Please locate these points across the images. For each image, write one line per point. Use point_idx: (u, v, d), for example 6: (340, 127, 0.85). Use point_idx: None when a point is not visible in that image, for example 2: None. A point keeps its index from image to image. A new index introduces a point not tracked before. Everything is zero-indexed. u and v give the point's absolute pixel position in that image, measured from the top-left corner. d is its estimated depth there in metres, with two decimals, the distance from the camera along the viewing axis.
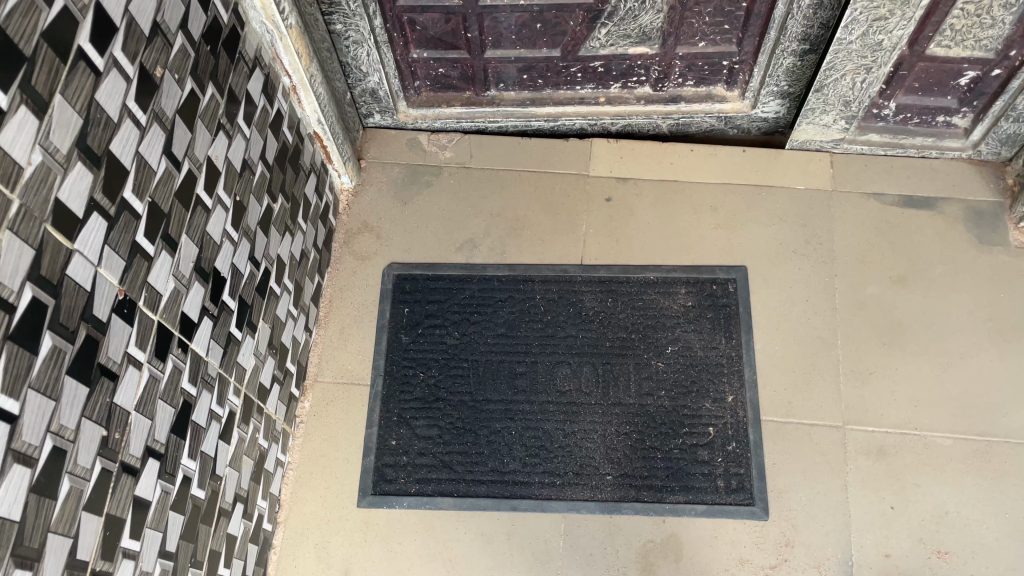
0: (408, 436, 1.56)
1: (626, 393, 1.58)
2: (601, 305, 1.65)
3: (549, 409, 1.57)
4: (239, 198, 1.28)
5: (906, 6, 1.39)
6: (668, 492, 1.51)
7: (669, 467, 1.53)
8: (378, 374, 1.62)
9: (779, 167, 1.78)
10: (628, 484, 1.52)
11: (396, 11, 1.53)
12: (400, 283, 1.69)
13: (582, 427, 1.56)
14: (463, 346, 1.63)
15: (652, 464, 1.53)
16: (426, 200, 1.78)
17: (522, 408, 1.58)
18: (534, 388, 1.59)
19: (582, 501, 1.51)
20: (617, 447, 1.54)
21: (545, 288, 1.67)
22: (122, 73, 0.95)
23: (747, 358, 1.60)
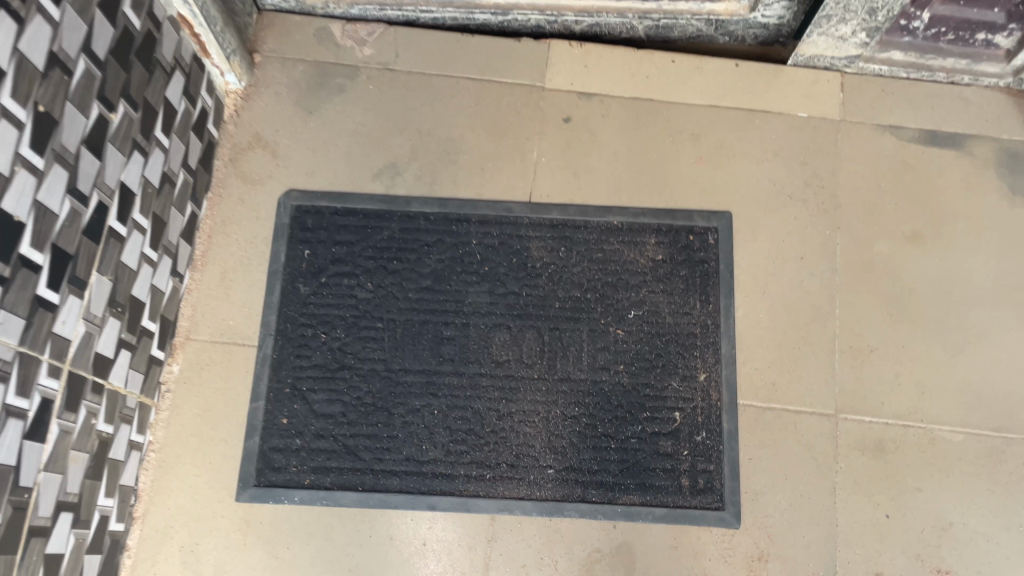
0: (303, 413, 1.25)
1: (577, 367, 1.28)
2: (552, 256, 1.33)
3: (481, 385, 1.27)
4: (43, 109, 0.90)
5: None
6: (620, 491, 1.24)
7: (623, 461, 1.25)
8: (267, 334, 1.28)
9: (779, 88, 1.43)
10: (573, 480, 1.24)
11: None
12: (299, 217, 1.33)
13: (519, 409, 1.26)
14: (377, 301, 1.30)
15: (604, 456, 1.25)
16: (336, 109, 1.39)
17: (447, 382, 1.27)
18: (463, 357, 1.28)
19: (516, 500, 1.23)
20: (562, 435, 1.25)
21: (482, 232, 1.34)
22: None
23: (726, 330, 1.30)
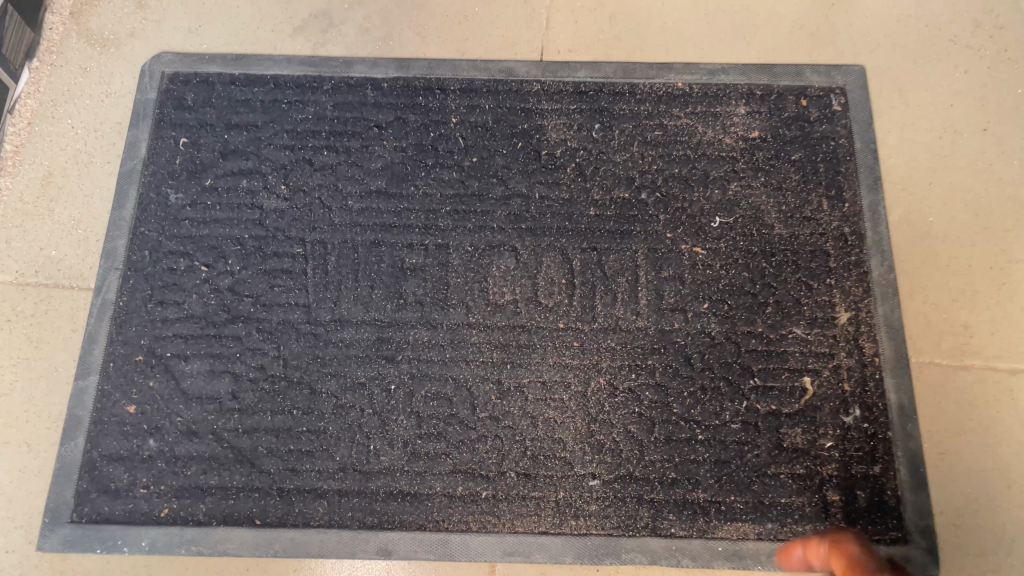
0: (165, 396, 0.72)
1: (629, 309, 0.75)
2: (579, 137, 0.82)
3: (470, 342, 0.74)
4: None
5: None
6: (718, 517, 0.70)
7: (721, 465, 0.71)
8: (112, 269, 0.76)
9: None
10: (633, 500, 0.70)
11: None
12: (175, 89, 0.83)
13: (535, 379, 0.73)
14: (296, 215, 0.79)
15: (686, 457, 0.71)
16: None
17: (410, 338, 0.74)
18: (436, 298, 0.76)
19: (535, 537, 0.69)
20: (611, 422, 0.72)
21: (466, 106, 0.83)
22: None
23: (876, 240, 0.78)
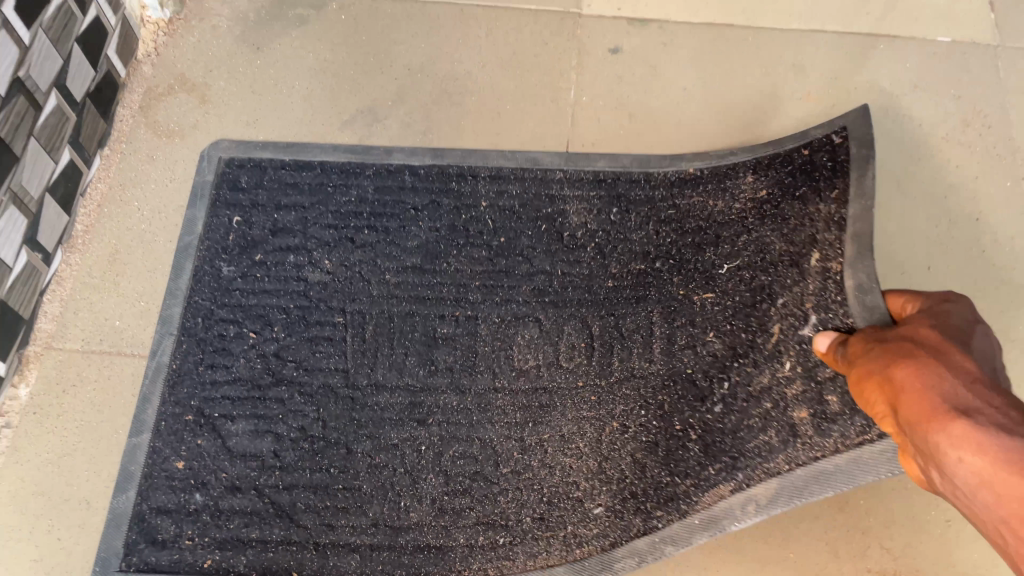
0: (213, 453, 0.78)
1: (643, 358, 0.82)
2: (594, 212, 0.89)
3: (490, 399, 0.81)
4: None
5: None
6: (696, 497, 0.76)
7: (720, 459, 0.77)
8: (166, 338, 0.83)
9: (908, 6, 1.03)
10: (632, 512, 0.77)
11: None
12: (230, 173, 0.91)
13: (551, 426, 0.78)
14: (336, 287, 0.85)
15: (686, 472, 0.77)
16: (295, 45, 1.02)
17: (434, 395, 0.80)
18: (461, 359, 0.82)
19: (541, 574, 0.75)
20: (618, 456, 0.79)
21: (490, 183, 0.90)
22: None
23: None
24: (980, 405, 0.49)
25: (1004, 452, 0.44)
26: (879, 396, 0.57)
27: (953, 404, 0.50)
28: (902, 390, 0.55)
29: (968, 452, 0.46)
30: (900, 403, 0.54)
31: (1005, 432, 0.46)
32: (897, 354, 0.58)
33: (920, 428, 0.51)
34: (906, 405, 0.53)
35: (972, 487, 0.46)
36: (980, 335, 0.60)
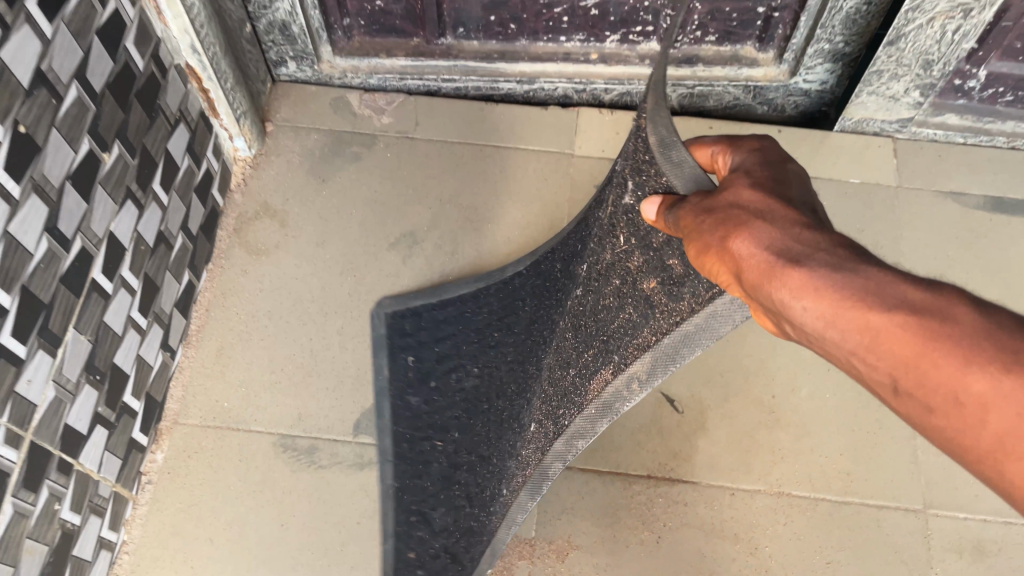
0: (428, 537, 1.06)
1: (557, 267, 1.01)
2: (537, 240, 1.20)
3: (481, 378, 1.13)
4: (23, 134, 0.79)
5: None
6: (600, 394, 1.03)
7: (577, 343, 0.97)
8: (267, 435, 1.13)
9: (827, 155, 1.34)
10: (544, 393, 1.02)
11: None
12: (340, 305, 1.22)
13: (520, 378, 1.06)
14: (490, 385, 1.12)
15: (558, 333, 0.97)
16: (353, 178, 1.31)
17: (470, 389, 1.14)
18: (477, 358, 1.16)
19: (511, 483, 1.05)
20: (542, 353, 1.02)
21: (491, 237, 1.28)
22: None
23: (797, 425, 1.15)
24: (809, 254, 0.53)
25: (874, 316, 0.47)
26: (719, 267, 0.59)
27: (805, 266, 0.52)
28: (737, 261, 0.57)
29: (815, 301, 0.50)
30: (760, 266, 0.54)
31: (855, 288, 0.49)
32: (719, 219, 0.60)
33: (762, 286, 0.54)
34: (749, 266, 0.55)
35: (851, 348, 0.48)
36: (791, 182, 0.63)
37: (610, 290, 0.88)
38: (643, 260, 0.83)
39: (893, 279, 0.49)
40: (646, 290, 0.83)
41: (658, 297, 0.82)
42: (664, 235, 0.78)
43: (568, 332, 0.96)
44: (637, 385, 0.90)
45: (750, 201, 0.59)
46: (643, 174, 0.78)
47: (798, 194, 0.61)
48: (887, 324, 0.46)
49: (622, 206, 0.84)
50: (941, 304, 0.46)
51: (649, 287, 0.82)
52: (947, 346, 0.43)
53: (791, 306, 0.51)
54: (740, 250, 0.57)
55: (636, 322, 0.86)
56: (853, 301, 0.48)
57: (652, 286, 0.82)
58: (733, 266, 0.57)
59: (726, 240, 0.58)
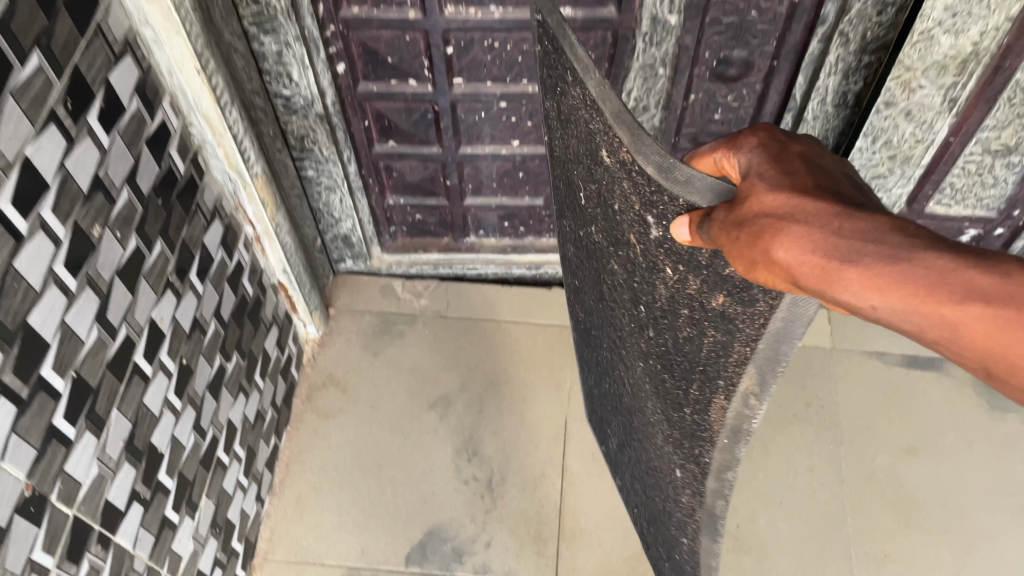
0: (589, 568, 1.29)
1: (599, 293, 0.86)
2: (560, 235, 0.99)
3: (607, 399, 1.04)
4: (185, 362, 1.13)
5: (918, 143, 1.28)
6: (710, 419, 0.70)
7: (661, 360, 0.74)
8: (337, 566, 1.40)
9: None
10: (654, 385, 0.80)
11: (371, 157, 1.49)
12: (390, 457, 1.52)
13: (648, 402, 0.82)
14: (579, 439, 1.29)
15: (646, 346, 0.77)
16: (399, 352, 1.65)
17: (600, 428, 1.20)
18: (589, 393, 1.18)
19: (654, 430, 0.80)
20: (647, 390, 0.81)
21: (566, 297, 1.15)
22: (97, 141, 0.87)
23: (756, 549, 1.41)
24: (821, 228, 0.51)
25: (945, 308, 0.44)
26: (771, 277, 0.52)
27: (859, 257, 0.48)
28: (792, 266, 0.50)
29: (883, 296, 0.46)
30: (817, 267, 0.49)
31: (892, 261, 0.47)
32: (761, 224, 0.53)
33: (818, 291, 0.49)
34: (802, 270, 0.50)
35: (918, 329, 0.46)
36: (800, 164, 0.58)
37: (680, 312, 0.66)
38: (700, 280, 0.62)
39: (932, 245, 0.47)
40: (683, 326, 0.67)
41: (735, 315, 0.59)
42: (687, 249, 0.62)
43: (649, 365, 0.78)
44: (753, 399, 0.60)
45: (777, 205, 0.53)
46: (644, 216, 0.64)
47: (842, 192, 0.56)
48: (925, 295, 0.45)
49: (651, 242, 0.66)
50: (1011, 283, 0.44)
51: (717, 304, 0.61)
52: (965, 293, 0.44)
53: (842, 305, 0.48)
54: (784, 252, 0.51)
55: (716, 371, 0.64)
56: (902, 271, 0.46)
57: (723, 302, 0.61)
58: (778, 280, 0.52)
59: (769, 241, 0.52)
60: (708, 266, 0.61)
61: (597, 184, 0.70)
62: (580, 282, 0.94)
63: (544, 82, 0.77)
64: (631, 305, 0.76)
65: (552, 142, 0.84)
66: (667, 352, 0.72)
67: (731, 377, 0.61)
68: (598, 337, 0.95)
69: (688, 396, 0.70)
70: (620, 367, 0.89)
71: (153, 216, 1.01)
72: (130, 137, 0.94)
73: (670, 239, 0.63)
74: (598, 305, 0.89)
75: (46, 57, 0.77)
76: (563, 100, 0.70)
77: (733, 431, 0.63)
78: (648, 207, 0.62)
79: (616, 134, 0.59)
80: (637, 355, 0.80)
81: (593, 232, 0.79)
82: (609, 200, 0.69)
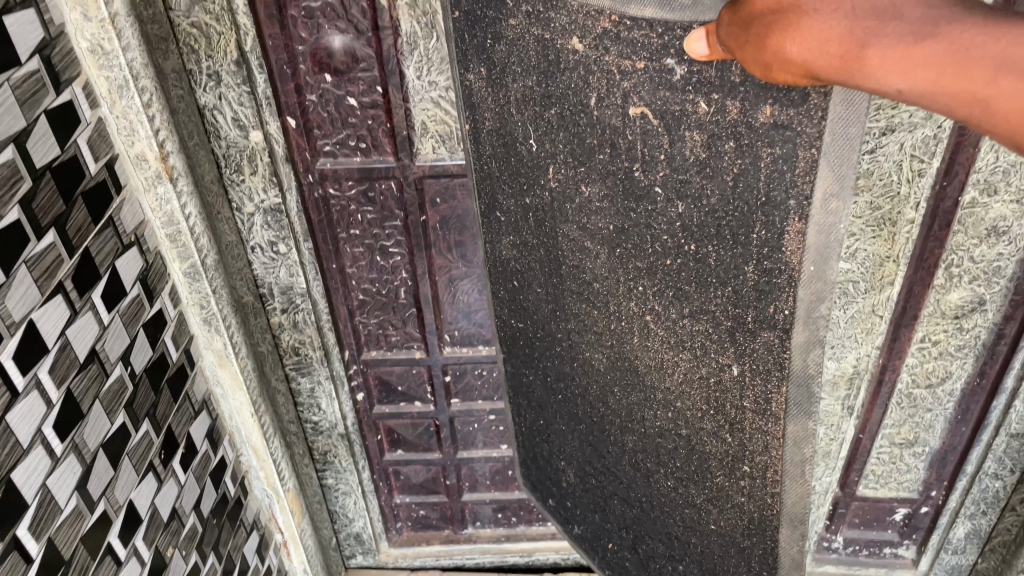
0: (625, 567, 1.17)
1: (569, 252, 0.88)
2: (486, 220, 1.05)
3: (582, 383, 1.00)
4: None
5: (833, 439, 1.54)
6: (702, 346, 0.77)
7: (655, 293, 0.78)
8: None
9: None
10: (642, 303, 0.80)
11: (383, 463, 1.73)
12: None
13: (683, 359, 0.80)
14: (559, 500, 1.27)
15: (623, 283, 0.82)
16: None
17: (572, 428, 1.09)
18: (542, 384, 1.12)
19: (657, 389, 0.86)
20: (640, 323, 0.83)
21: (493, 287, 1.13)
22: (177, 479, 1.17)
23: None
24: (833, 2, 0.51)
25: (977, 83, 0.46)
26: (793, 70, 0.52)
27: (878, 36, 0.48)
28: (814, 55, 0.50)
29: (907, 79, 0.48)
30: (835, 59, 0.49)
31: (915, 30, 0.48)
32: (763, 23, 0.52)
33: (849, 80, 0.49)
34: (819, 59, 0.50)
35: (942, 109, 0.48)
36: None
37: (723, 145, 0.62)
38: (740, 100, 0.59)
39: (953, 13, 0.48)
40: (730, 165, 0.62)
41: (791, 120, 0.56)
42: (715, 71, 0.60)
43: (681, 258, 0.72)
44: (834, 201, 0.56)
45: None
46: (621, 83, 0.68)
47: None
48: (959, 64, 0.46)
49: (651, 68, 0.64)
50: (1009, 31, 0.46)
51: (765, 119, 0.58)
52: (988, 65, 0.46)
53: (869, 87, 0.49)
54: (798, 46, 0.51)
55: (773, 263, 0.62)
56: (917, 48, 0.47)
57: (771, 113, 0.57)
58: (795, 73, 0.52)
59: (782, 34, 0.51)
60: (744, 85, 0.58)
61: (557, 101, 0.77)
62: (543, 239, 0.92)
63: (464, 51, 0.88)
64: (640, 184, 0.72)
65: (474, 100, 0.92)
66: (699, 240, 0.69)
67: (786, 262, 0.61)
68: (581, 277, 0.88)
69: (717, 308, 0.71)
70: (638, 339, 0.85)
71: (209, 535, 1.27)
72: (199, 473, 1.24)
73: (694, 74, 0.61)
74: (577, 254, 0.87)
75: (151, 422, 1.10)
76: (495, 31, 0.80)
77: (820, 245, 0.58)
78: (622, 69, 0.67)
79: (595, 3, 0.66)
80: (656, 258, 0.75)
81: (561, 156, 0.80)
82: (579, 102, 0.74)
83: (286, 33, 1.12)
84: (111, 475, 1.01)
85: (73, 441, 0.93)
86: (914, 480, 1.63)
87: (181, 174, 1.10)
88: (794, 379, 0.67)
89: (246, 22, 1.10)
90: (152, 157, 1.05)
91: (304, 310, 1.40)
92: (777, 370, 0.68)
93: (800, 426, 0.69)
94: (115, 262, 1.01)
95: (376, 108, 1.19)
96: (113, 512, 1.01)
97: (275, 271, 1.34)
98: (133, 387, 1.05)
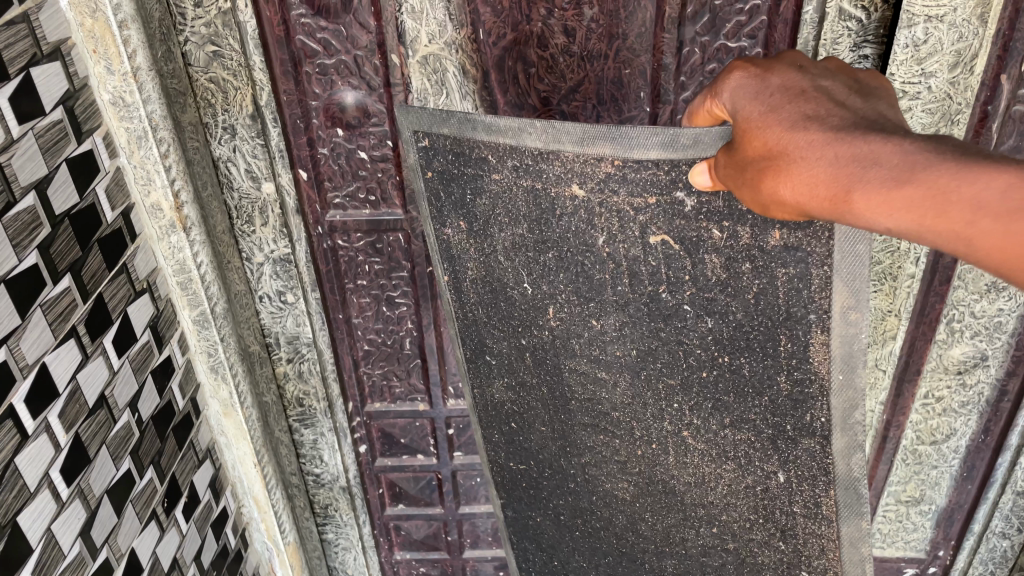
0: None
1: (579, 386, 0.97)
2: (473, 367, 1.10)
3: (605, 515, 1.09)
4: None
5: None
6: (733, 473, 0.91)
7: (679, 422, 0.91)
8: None
9: None
10: (671, 442, 0.94)
11: (384, 518, 1.67)
12: None
13: (727, 470, 0.92)
14: None
15: (633, 425, 0.96)
16: None
17: (596, 563, 1.17)
18: (554, 525, 1.18)
19: (696, 510, 0.98)
20: (667, 463, 0.96)
21: (485, 432, 1.17)
22: (179, 529, 1.16)
23: None
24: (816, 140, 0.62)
25: (958, 220, 0.55)
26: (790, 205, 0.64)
27: (860, 181, 0.59)
28: (805, 191, 0.62)
29: (891, 220, 0.58)
30: (826, 200, 0.61)
31: (893, 174, 0.58)
32: (764, 165, 0.65)
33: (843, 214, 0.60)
34: (812, 199, 0.62)
35: (931, 241, 0.57)
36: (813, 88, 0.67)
37: (740, 267, 0.77)
38: (749, 228, 0.75)
39: (929, 158, 0.57)
40: (750, 283, 0.78)
41: (800, 242, 0.73)
42: (721, 201, 0.75)
43: (716, 369, 0.85)
44: (853, 312, 0.74)
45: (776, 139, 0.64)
46: (636, 218, 0.80)
47: (831, 108, 0.65)
48: (935, 206, 0.56)
49: (662, 202, 0.78)
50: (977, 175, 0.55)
51: (774, 242, 0.75)
52: (966, 207, 0.55)
53: (860, 223, 0.60)
54: (793, 181, 0.63)
55: (802, 372, 0.80)
56: (895, 191, 0.57)
57: (780, 237, 0.74)
58: (791, 207, 0.65)
59: (777, 175, 0.64)
60: (750, 215, 0.74)
61: (554, 245, 0.87)
62: (545, 377, 1.00)
63: (439, 207, 0.95)
64: (667, 305, 0.84)
65: (451, 253, 0.99)
66: (731, 352, 0.83)
67: (814, 371, 0.79)
68: (597, 408, 0.97)
69: (757, 418, 0.85)
70: (674, 458, 0.95)
71: None
72: (201, 523, 1.23)
73: (703, 204, 0.76)
74: (590, 386, 0.96)
75: (156, 470, 1.10)
76: (476, 186, 0.89)
77: (846, 352, 0.76)
78: (635, 206, 0.80)
79: (595, 152, 0.79)
80: (689, 372, 0.87)
81: (562, 296, 0.90)
82: (585, 241, 0.85)
83: (301, 89, 1.15)
84: (114, 523, 1.00)
85: (78, 486, 0.93)
86: (921, 539, 1.60)
87: (195, 223, 1.11)
88: (840, 483, 0.85)
89: (262, 78, 1.14)
90: (166, 206, 1.07)
91: (309, 360, 1.41)
92: (822, 475, 0.86)
93: (854, 525, 0.87)
94: (127, 308, 1.03)
95: (386, 161, 1.22)
96: (114, 560, 1.00)
97: (282, 320, 1.36)
98: (140, 434, 1.05)
